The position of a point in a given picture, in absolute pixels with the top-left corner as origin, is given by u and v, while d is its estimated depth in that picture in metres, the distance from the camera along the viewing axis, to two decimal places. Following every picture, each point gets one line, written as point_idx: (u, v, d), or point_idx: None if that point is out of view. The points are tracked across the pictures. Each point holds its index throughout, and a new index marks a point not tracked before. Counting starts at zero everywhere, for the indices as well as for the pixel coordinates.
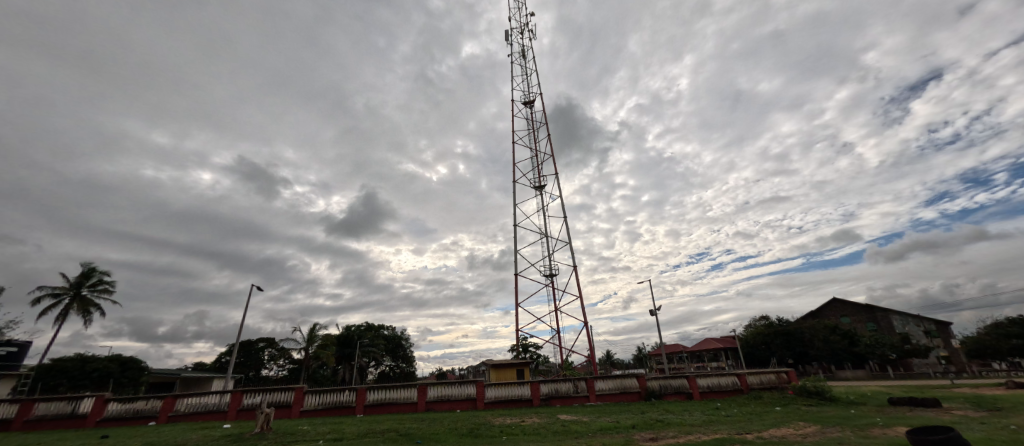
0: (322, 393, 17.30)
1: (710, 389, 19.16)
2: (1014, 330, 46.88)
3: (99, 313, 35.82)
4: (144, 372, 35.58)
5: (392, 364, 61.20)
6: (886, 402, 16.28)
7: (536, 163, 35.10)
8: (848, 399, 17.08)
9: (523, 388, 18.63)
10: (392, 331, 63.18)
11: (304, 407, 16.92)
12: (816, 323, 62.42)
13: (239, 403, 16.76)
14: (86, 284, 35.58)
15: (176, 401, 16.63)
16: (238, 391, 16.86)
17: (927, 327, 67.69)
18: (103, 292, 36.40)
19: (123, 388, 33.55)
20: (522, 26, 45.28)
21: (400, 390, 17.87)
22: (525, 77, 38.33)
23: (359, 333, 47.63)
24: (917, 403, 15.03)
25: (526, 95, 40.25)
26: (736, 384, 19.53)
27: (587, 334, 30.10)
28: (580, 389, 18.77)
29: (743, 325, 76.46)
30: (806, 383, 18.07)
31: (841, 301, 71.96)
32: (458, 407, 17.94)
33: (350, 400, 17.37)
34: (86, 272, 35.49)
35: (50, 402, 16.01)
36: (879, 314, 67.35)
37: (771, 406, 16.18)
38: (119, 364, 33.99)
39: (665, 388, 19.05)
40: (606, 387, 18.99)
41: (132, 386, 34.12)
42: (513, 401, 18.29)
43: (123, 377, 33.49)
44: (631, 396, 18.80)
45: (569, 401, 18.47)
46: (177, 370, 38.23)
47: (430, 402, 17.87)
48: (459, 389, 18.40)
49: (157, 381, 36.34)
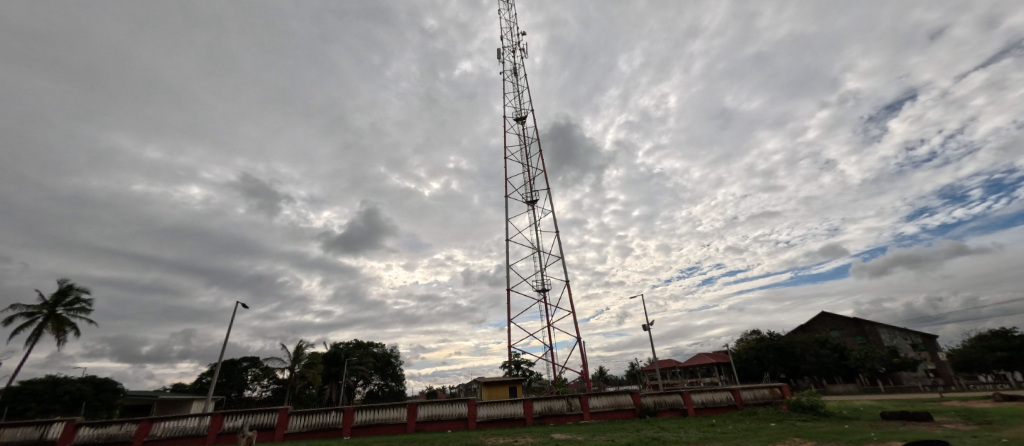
0: (306, 415, 16.71)
1: (704, 405, 18.98)
2: (997, 343, 47.66)
3: (74, 333, 34.43)
4: (120, 395, 34.04)
5: (381, 383, 59.69)
6: (878, 416, 16.29)
7: (528, 178, 35.14)
8: (843, 414, 17.03)
9: (516, 406, 18.24)
10: (382, 349, 61.86)
11: (287, 430, 16.29)
12: (806, 337, 63.13)
13: (219, 426, 16.06)
14: (61, 303, 34.31)
15: (152, 425, 15.86)
16: (218, 414, 16.15)
17: (915, 340, 68.42)
18: (80, 312, 35.10)
19: (96, 411, 31.99)
20: (514, 44, 46.43)
21: (389, 411, 17.37)
22: (517, 94, 38.26)
23: (347, 351, 46.31)
24: (909, 418, 15.05)
25: (518, 111, 41.04)
26: (731, 400, 19.36)
27: (580, 351, 29.93)
28: (574, 407, 18.47)
29: (735, 339, 76.95)
30: (800, 398, 17.95)
31: (829, 315, 72.84)
32: (448, 427, 17.46)
33: (336, 421, 16.78)
34: (63, 289, 34.25)
35: (16, 429, 15.12)
36: (867, 327, 68.31)
37: (767, 422, 16.02)
38: (93, 387, 32.65)
39: (659, 405, 18.79)
40: (600, 404, 18.67)
41: (106, 409, 32.57)
42: (506, 420, 17.88)
43: (96, 400, 32.01)
44: (626, 414, 18.48)
45: (563, 419, 18.11)
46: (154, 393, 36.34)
47: (420, 422, 17.37)
48: (452, 408, 17.92)
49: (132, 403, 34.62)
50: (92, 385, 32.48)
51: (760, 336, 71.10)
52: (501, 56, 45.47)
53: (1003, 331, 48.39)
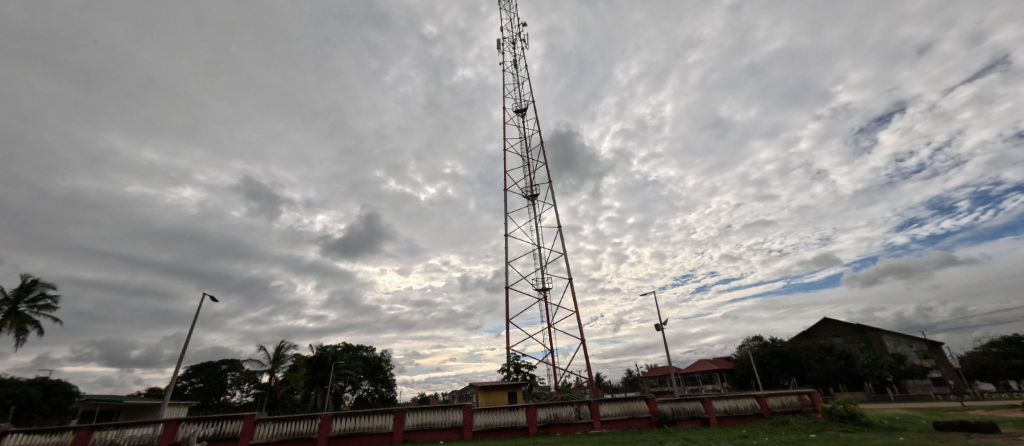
0: (277, 422, 14.53)
1: (728, 414, 16.96)
2: (1012, 349, 45.77)
3: (36, 332, 31.87)
4: (75, 399, 28.70)
5: (370, 389, 57.00)
6: (931, 428, 14.38)
7: (528, 171, 35.07)
8: (886, 424, 15.14)
9: (517, 414, 16.15)
10: (372, 353, 59.36)
11: (253, 439, 14.12)
12: (810, 343, 61.35)
13: (173, 435, 13.84)
14: (24, 299, 31.86)
15: (92, 433, 13.59)
16: (172, 421, 13.91)
17: (921, 347, 66.74)
18: (44, 309, 32.56)
19: (46, 418, 26.43)
20: (515, 36, 45.01)
21: (373, 418, 15.19)
22: (517, 87, 38.71)
23: (334, 354, 43.84)
24: (970, 428, 13.18)
25: (518, 103, 39.18)
26: (756, 408, 17.35)
27: (584, 353, 27.64)
28: (583, 414, 16.39)
29: (736, 345, 75.14)
30: (836, 406, 15.96)
31: (833, 321, 71.27)
32: (441, 437, 15.34)
33: (311, 430, 14.60)
34: (26, 285, 31.73)
35: None
36: (870, 334, 66.93)
37: (805, 433, 14.02)
38: (41, 389, 26.84)
39: (677, 413, 16.76)
40: (611, 412, 16.60)
41: (57, 416, 27.05)
42: (506, 429, 15.79)
43: (44, 405, 26.40)
44: (641, 423, 16.43)
45: (570, 429, 16.04)
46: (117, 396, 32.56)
47: (407, 431, 15.24)
48: (444, 415, 15.79)
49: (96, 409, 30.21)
50: (40, 388, 26.75)
51: (762, 342, 69.27)
52: (501, 47, 43.93)
53: (1016, 337, 46.83)
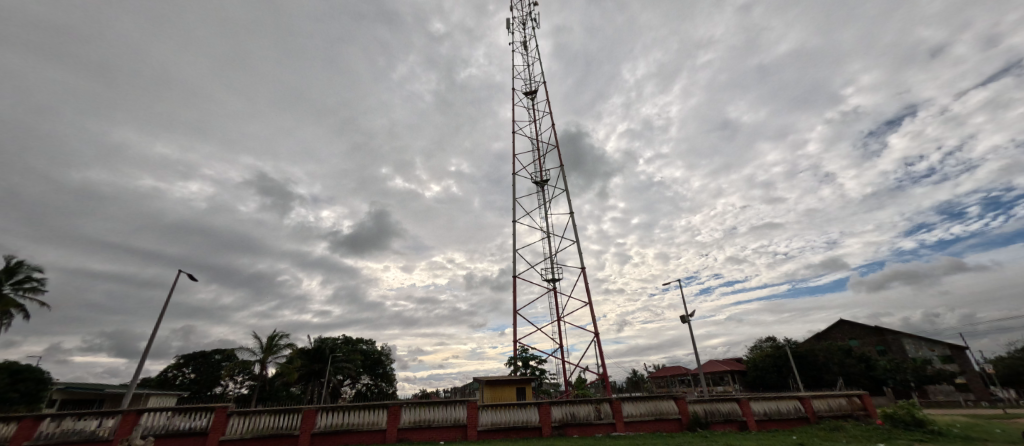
0: (252, 416, 12.68)
1: (768, 417, 14.91)
2: None
3: (21, 315, 30.50)
4: (47, 386, 27.03)
5: (370, 383, 55.50)
6: (1017, 440, 12.16)
7: (538, 155, 31.26)
8: (960, 433, 12.93)
9: (529, 412, 14.18)
10: (371, 346, 57.78)
11: (225, 435, 12.30)
12: (829, 346, 58.68)
13: (132, 429, 12.07)
14: (9, 281, 30.48)
15: (40, 423, 11.88)
16: (131, 412, 12.16)
17: (943, 351, 63.85)
18: (29, 292, 31.13)
19: (14, 406, 24.85)
20: (524, 15, 42.71)
21: (364, 413, 13.30)
22: (527, 67, 34.56)
23: (332, 347, 42.11)
24: None
25: (528, 85, 37.13)
26: (800, 411, 15.23)
27: (598, 348, 25.43)
28: (604, 415, 14.37)
29: (748, 347, 72.57)
30: (899, 411, 13.79)
31: (849, 323, 68.70)
32: (442, 438, 13.41)
33: (292, 426, 12.73)
34: (10, 267, 30.31)
35: None
36: (889, 337, 64.37)
37: (872, 442, 11.85)
38: (8, 375, 25.38)
39: (711, 415, 14.73)
40: (635, 412, 14.57)
41: (26, 403, 25.42)
42: (516, 429, 13.84)
43: (11, 391, 24.96)
44: (670, 425, 14.39)
45: (590, 430, 14.04)
46: (100, 385, 31.02)
47: (403, 429, 13.34)
48: (446, 412, 13.85)
49: (73, 397, 28.65)
50: (7, 374, 25.25)
51: (776, 344, 66.71)
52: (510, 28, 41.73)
53: None
